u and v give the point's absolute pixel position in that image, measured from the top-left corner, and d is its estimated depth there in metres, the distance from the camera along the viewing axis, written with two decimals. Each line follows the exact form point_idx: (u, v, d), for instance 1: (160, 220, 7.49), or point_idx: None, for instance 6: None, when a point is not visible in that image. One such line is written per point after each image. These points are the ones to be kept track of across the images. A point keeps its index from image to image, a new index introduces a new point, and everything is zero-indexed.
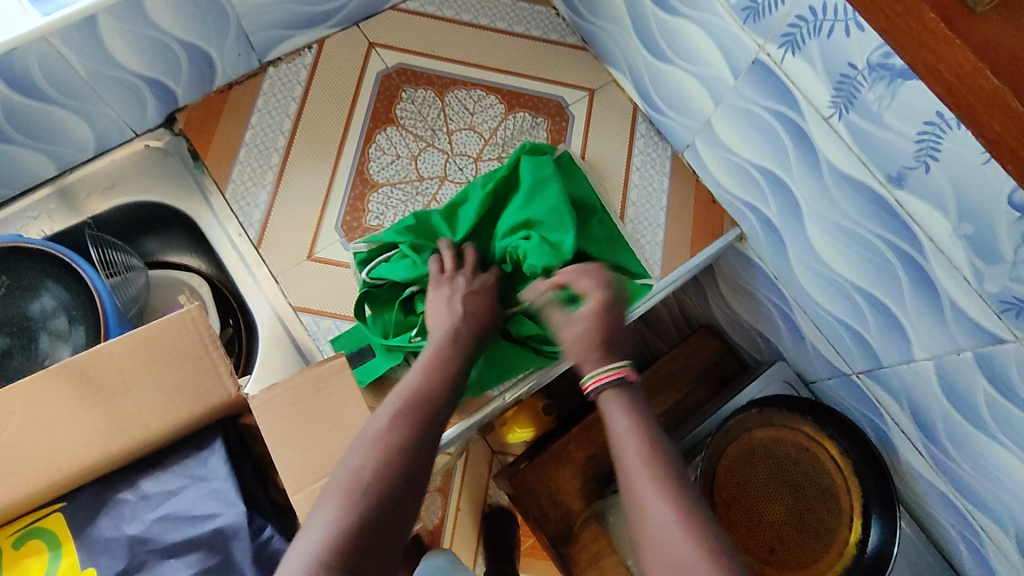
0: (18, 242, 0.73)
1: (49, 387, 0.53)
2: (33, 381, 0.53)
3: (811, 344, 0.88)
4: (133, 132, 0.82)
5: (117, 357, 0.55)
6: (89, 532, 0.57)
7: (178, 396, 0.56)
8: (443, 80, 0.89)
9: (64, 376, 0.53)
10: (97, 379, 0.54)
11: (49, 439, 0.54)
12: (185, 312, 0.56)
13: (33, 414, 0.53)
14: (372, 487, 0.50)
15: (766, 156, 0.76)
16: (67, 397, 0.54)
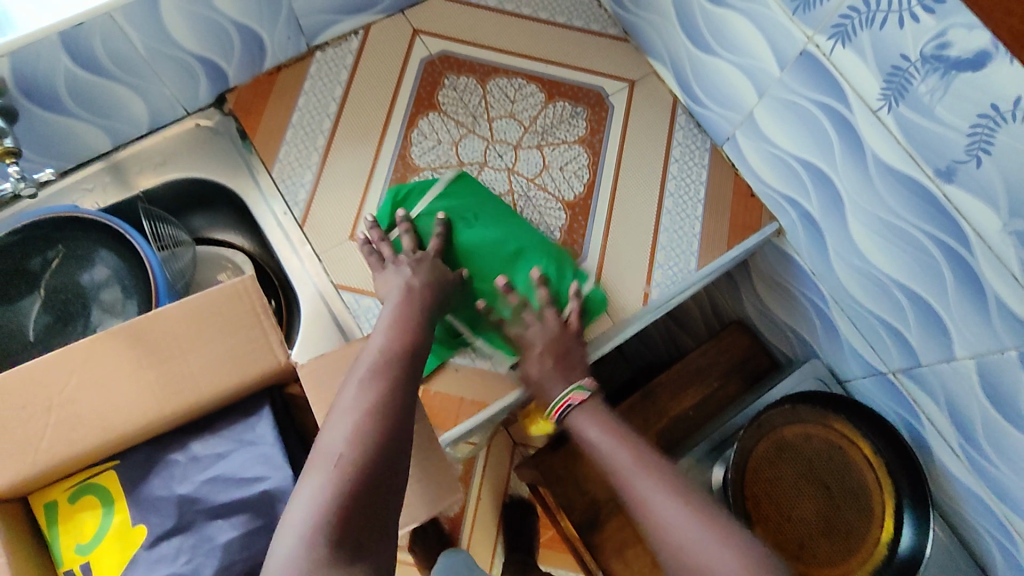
0: (74, 212, 0.75)
1: (108, 346, 0.56)
2: (94, 340, 0.56)
3: (846, 342, 0.88)
4: (184, 110, 0.85)
5: (172, 321, 0.57)
6: (140, 490, 0.59)
7: (228, 362, 0.58)
8: (486, 68, 0.90)
9: (123, 336, 0.56)
10: (153, 341, 0.57)
11: (106, 398, 0.56)
12: (237, 283, 0.58)
13: (92, 373, 0.56)
14: (365, 444, 0.50)
15: (809, 149, 0.75)
16: (125, 357, 0.56)
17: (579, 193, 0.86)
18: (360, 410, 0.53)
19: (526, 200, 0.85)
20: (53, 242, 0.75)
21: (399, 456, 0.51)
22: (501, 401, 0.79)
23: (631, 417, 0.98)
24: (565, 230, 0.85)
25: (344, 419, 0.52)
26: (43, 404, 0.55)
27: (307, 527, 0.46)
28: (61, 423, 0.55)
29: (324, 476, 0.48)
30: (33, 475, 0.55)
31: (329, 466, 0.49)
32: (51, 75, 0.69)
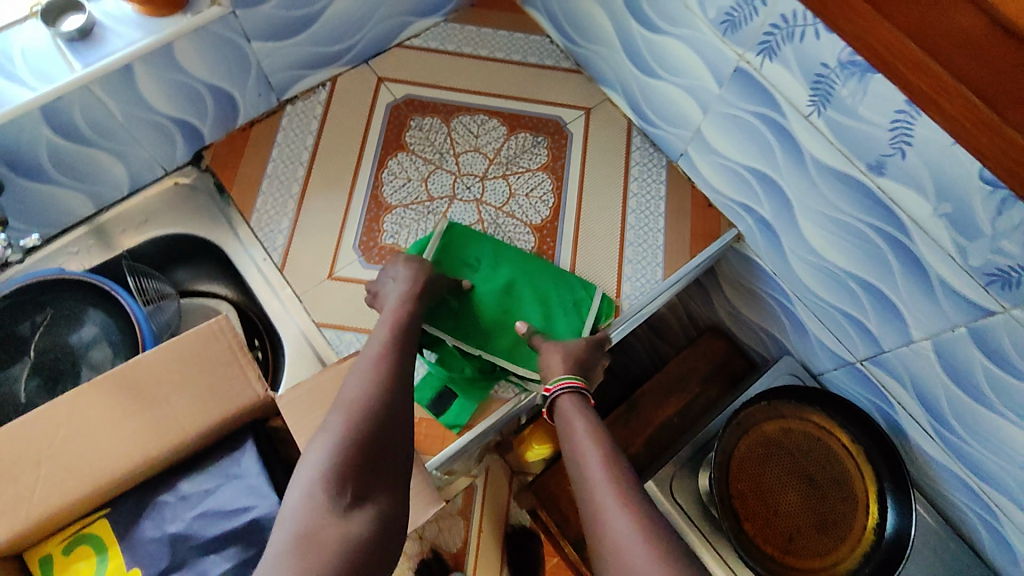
0: (60, 274, 0.79)
1: (94, 394, 0.58)
2: (80, 392, 0.58)
3: (814, 336, 0.91)
4: (164, 170, 0.88)
5: (155, 367, 0.59)
6: (133, 534, 0.60)
7: (210, 400, 0.60)
8: (449, 107, 0.95)
9: (108, 383, 0.58)
10: (136, 386, 0.59)
11: (94, 447, 0.57)
12: (212, 326, 0.61)
13: (79, 424, 0.57)
14: (375, 397, 0.57)
15: (755, 158, 0.80)
16: (111, 405, 0.58)
17: (545, 217, 0.90)
18: (371, 374, 0.61)
19: (495, 227, 0.89)
20: (43, 304, 0.78)
21: (401, 409, 0.58)
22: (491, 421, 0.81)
23: (617, 428, 1.01)
24: (535, 252, 0.89)
25: (359, 377, 0.60)
26: (33, 460, 0.56)
27: (326, 454, 0.51)
28: (50, 477, 0.56)
29: (338, 424, 0.54)
30: (26, 532, 0.56)
31: (343, 411, 0.56)
32: (34, 146, 0.73)
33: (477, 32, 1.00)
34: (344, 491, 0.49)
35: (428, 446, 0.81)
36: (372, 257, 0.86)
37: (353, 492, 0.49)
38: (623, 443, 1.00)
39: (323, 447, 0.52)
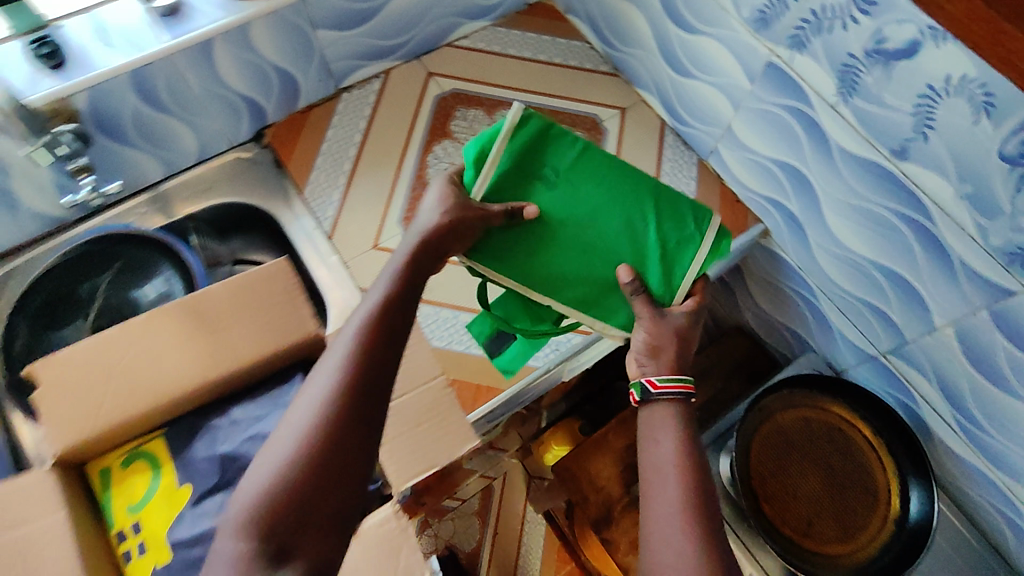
0: (131, 231, 0.88)
1: (165, 318, 0.63)
2: (153, 314, 0.63)
3: (838, 331, 0.93)
4: (227, 145, 0.95)
5: (217, 300, 0.65)
6: (186, 454, 0.64)
7: (268, 333, 0.65)
8: (492, 101, 1.02)
9: (178, 308, 0.63)
10: (203, 314, 0.64)
11: (159, 367, 0.62)
12: (270, 266, 0.66)
13: (148, 344, 0.62)
14: (329, 415, 0.48)
15: (783, 152, 0.84)
16: (179, 329, 0.63)
17: None
18: (341, 371, 0.51)
19: None
20: (113, 258, 0.87)
21: (365, 422, 0.50)
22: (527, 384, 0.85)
23: None
24: None
25: (321, 378, 0.51)
26: (105, 372, 0.61)
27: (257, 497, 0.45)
28: (118, 390, 0.60)
29: (284, 451, 0.47)
30: (93, 441, 0.61)
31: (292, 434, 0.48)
32: (120, 107, 0.80)
33: (521, 36, 1.07)
34: (266, 544, 0.44)
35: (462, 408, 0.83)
36: None
37: (276, 544, 0.44)
38: None
39: (271, 465, 0.47)
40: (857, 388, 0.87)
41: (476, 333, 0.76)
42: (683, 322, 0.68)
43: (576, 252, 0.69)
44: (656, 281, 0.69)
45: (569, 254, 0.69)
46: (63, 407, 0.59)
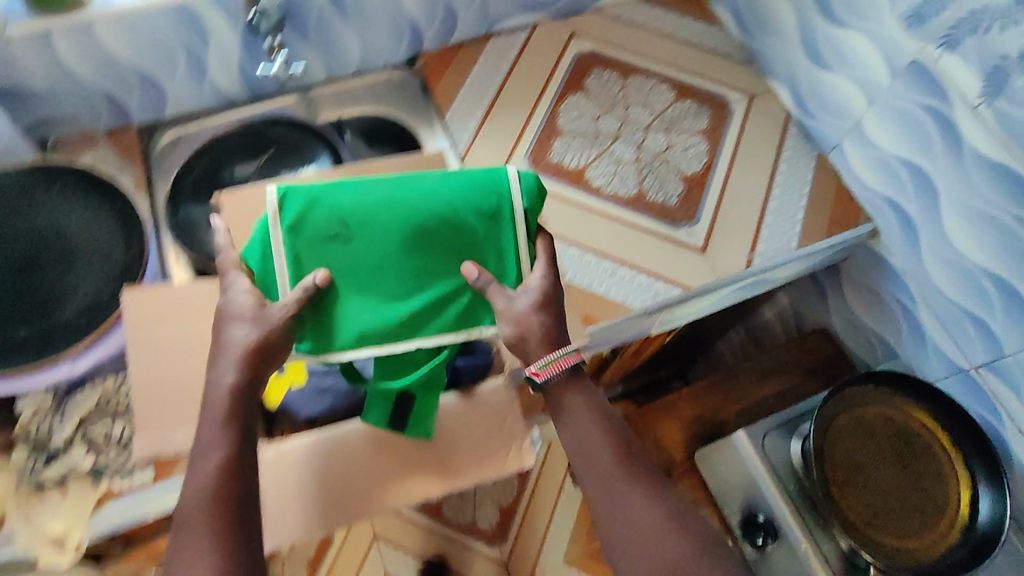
0: (272, 116, 0.98)
1: (332, 182, 0.71)
2: (321, 177, 0.71)
3: (930, 340, 0.95)
4: (384, 64, 1.04)
5: (382, 171, 0.72)
6: None
7: None
8: (628, 67, 1.07)
9: (345, 175, 0.71)
10: (367, 185, 0.72)
11: (322, 222, 0.70)
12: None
13: (316, 201, 0.70)
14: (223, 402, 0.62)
15: (911, 150, 0.86)
16: (343, 194, 0.71)
17: (697, 171, 0.99)
18: (237, 386, 0.63)
19: (650, 168, 0.99)
20: (261, 141, 0.97)
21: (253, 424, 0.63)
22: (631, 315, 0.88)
23: (712, 393, 1.08)
24: (682, 197, 0.97)
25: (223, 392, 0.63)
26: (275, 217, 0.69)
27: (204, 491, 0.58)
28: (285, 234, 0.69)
29: (206, 431, 0.61)
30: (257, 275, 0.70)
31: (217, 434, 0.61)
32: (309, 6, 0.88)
33: (665, 14, 1.12)
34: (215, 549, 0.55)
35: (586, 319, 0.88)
36: (539, 164, 0.98)
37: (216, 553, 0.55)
38: (715, 407, 1.07)
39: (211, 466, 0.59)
40: (937, 394, 0.88)
41: (375, 422, 0.78)
42: (534, 296, 0.69)
43: (375, 262, 0.69)
44: (494, 266, 0.72)
45: (388, 277, 0.69)
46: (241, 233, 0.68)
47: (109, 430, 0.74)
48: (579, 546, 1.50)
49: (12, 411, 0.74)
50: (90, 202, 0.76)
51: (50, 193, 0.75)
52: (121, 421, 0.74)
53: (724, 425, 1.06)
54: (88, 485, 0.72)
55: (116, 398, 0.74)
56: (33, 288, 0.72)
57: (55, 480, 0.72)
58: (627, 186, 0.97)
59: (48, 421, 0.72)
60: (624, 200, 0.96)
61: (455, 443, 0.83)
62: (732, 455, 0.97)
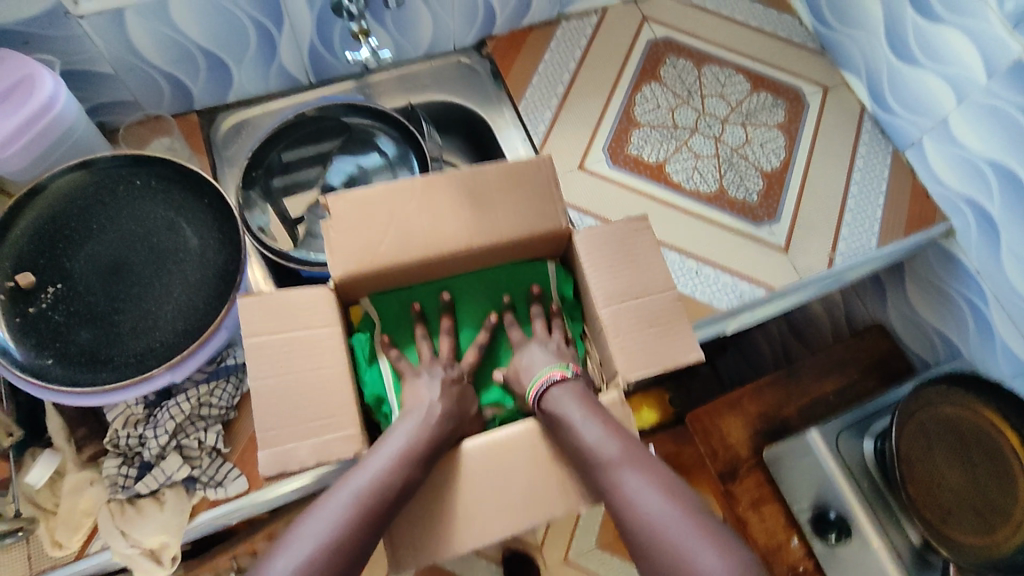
0: (351, 102, 0.92)
1: (443, 184, 0.69)
2: (432, 178, 0.68)
3: (1000, 340, 0.94)
4: (453, 47, 1.00)
5: (491, 175, 0.69)
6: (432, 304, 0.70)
7: (529, 219, 0.70)
8: (702, 55, 1.04)
9: (456, 177, 0.69)
10: (476, 189, 0.69)
11: (432, 226, 0.68)
12: (540, 158, 0.70)
13: (426, 204, 0.68)
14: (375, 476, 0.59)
15: (1002, 151, 0.85)
16: (454, 198, 0.69)
17: (776, 167, 0.98)
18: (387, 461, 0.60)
19: (729, 163, 0.97)
20: (339, 134, 0.92)
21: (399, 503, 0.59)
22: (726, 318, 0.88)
23: (774, 390, 1.04)
24: (762, 193, 0.96)
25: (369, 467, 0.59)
26: (386, 219, 0.67)
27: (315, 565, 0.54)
28: (397, 238, 0.67)
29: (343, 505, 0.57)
30: (369, 276, 0.68)
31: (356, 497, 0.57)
32: None
33: None
34: None
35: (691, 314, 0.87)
36: (618, 158, 0.95)
37: None
38: (777, 403, 1.03)
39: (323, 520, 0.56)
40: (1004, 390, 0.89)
41: None
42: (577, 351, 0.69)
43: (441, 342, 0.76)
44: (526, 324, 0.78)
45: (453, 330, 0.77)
46: (348, 240, 0.67)
47: (202, 438, 0.71)
48: (610, 531, 1.52)
49: (102, 415, 0.73)
50: (175, 194, 0.72)
51: (130, 191, 0.71)
52: (213, 430, 0.72)
53: (788, 422, 1.03)
54: (184, 494, 0.70)
55: (208, 406, 0.72)
56: (128, 292, 0.68)
57: (151, 492, 0.69)
58: (708, 182, 0.95)
59: (140, 430, 0.70)
60: (704, 195, 0.94)
61: (537, 486, 0.63)
62: (804, 456, 0.98)
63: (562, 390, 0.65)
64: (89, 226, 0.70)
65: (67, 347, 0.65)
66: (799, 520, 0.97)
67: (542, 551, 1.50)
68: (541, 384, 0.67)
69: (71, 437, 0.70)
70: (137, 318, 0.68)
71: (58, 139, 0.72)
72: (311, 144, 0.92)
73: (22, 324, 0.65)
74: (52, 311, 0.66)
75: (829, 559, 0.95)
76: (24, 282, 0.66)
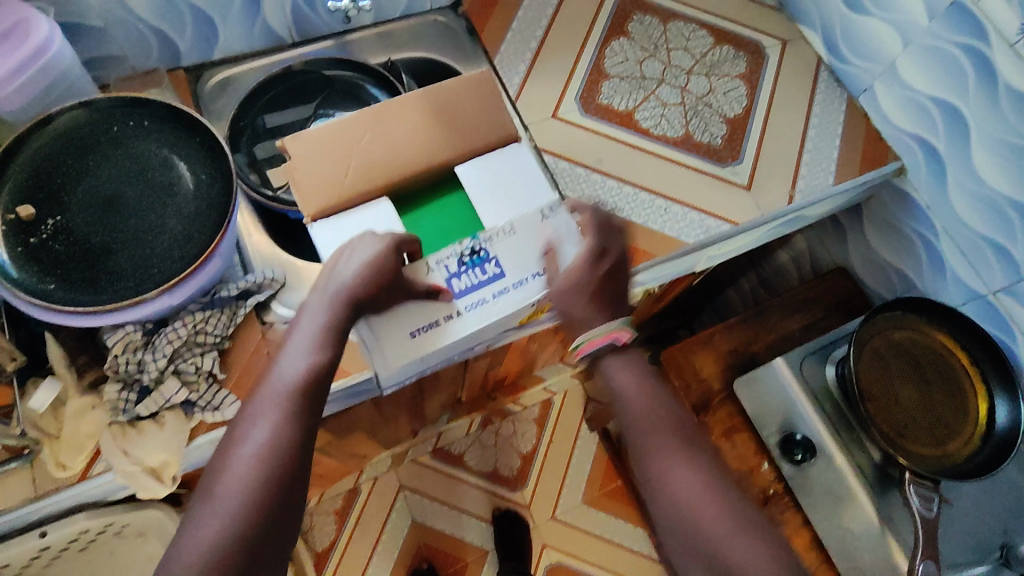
0: (332, 56, 0.96)
1: (398, 108, 0.80)
2: (387, 103, 0.80)
3: (950, 270, 1.01)
4: (430, 6, 1.05)
5: (444, 93, 0.82)
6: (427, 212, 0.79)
7: (472, 128, 0.81)
8: (667, 13, 1.10)
9: (410, 101, 0.81)
10: (427, 109, 0.81)
11: (393, 145, 0.79)
12: (480, 75, 0.83)
13: (386, 127, 0.79)
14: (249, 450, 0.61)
15: (945, 89, 0.92)
16: (410, 121, 0.80)
17: (738, 113, 1.03)
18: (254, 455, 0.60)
19: (695, 110, 1.02)
20: (321, 87, 0.96)
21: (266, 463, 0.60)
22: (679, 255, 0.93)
23: (744, 327, 1.11)
24: (726, 137, 1.01)
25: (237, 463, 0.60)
26: (350, 143, 0.77)
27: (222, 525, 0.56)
28: (361, 161, 0.77)
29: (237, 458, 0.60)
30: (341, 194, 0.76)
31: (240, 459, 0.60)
32: None
33: None
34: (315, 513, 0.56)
35: (658, 246, 0.93)
36: (589, 107, 1.00)
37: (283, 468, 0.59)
38: (747, 339, 1.10)
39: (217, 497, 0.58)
40: (953, 313, 0.95)
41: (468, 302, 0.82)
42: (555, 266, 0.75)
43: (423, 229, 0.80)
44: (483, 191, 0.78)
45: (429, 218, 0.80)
46: (313, 170, 0.76)
47: (198, 363, 0.75)
48: (595, 487, 1.57)
49: (99, 346, 0.76)
50: (169, 134, 0.76)
51: (124, 130, 0.75)
52: (210, 356, 0.76)
53: (756, 356, 1.09)
54: (184, 417, 0.74)
55: (204, 333, 0.75)
56: (125, 224, 0.72)
57: (150, 414, 0.73)
58: (675, 128, 1.01)
59: (139, 356, 0.73)
60: (672, 140, 1.00)
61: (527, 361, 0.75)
62: (773, 384, 1.04)
63: (620, 348, 0.71)
64: (83, 161, 0.73)
65: (68, 273, 0.69)
66: (768, 444, 1.01)
67: (530, 507, 1.55)
68: (603, 329, 0.70)
69: (72, 365, 0.73)
70: (135, 248, 0.71)
71: (52, 82, 0.75)
72: (294, 96, 0.95)
73: (22, 254, 0.68)
74: (52, 241, 0.69)
75: (796, 479, 0.99)
76: (24, 214, 0.69)
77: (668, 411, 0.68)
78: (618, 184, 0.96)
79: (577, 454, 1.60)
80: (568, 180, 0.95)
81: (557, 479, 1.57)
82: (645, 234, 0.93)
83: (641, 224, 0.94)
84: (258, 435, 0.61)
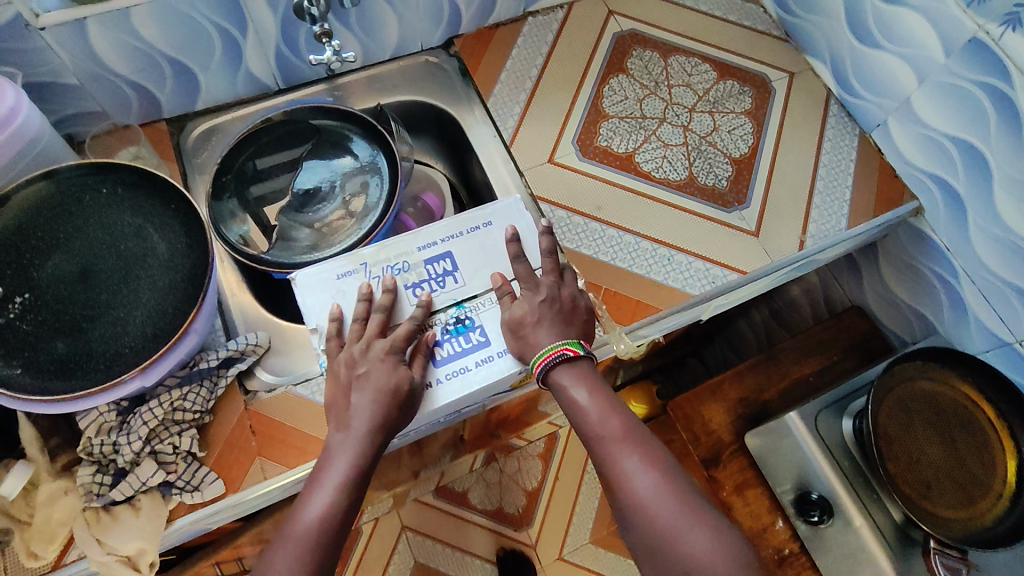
0: (317, 105, 0.92)
1: None
2: None
3: (973, 315, 0.95)
4: (420, 47, 1.02)
5: None
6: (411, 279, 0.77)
7: None
8: (667, 47, 1.05)
9: None
10: None
11: None
12: None
13: None
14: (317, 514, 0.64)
15: (963, 128, 0.87)
16: None
17: (744, 153, 0.98)
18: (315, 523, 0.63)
19: (698, 150, 0.98)
20: (307, 137, 0.93)
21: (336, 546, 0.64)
22: (684, 313, 0.89)
23: (754, 373, 1.06)
24: (732, 179, 0.96)
25: (297, 536, 0.62)
26: None
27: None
28: None
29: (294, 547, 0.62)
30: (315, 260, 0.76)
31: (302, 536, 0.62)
32: None
33: None
34: None
35: (659, 299, 0.88)
36: (587, 150, 0.96)
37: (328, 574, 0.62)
38: (758, 387, 1.05)
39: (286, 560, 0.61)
40: (976, 362, 0.89)
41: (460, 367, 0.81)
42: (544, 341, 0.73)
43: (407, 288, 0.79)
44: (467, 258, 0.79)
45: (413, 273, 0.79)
46: None
47: (176, 443, 0.71)
48: (603, 526, 1.53)
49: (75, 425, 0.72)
50: (143, 202, 0.72)
51: (95, 200, 0.72)
52: (188, 434, 0.72)
53: (768, 405, 1.04)
54: (161, 500, 0.70)
55: (182, 410, 0.72)
56: (96, 300, 0.68)
57: (126, 498, 0.69)
58: (677, 170, 0.96)
59: (113, 437, 0.70)
60: (675, 184, 0.95)
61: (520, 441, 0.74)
62: (785, 437, 0.99)
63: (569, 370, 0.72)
64: (53, 233, 0.70)
65: (35, 355, 0.65)
66: (782, 503, 0.96)
67: (537, 548, 1.50)
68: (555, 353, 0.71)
69: (44, 447, 0.70)
70: (106, 326, 0.67)
71: (22, 149, 0.72)
72: (279, 148, 0.92)
73: None
74: (19, 322, 0.66)
75: (813, 540, 0.94)
76: None
77: (622, 420, 0.70)
78: (619, 233, 0.91)
79: (584, 492, 1.54)
80: (566, 230, 0.90)
81: (563, 518, 1.52)
82: (647, 289, 0.88)
83: (642, 275, 0.89)
84: (313, 507, 0.64)
